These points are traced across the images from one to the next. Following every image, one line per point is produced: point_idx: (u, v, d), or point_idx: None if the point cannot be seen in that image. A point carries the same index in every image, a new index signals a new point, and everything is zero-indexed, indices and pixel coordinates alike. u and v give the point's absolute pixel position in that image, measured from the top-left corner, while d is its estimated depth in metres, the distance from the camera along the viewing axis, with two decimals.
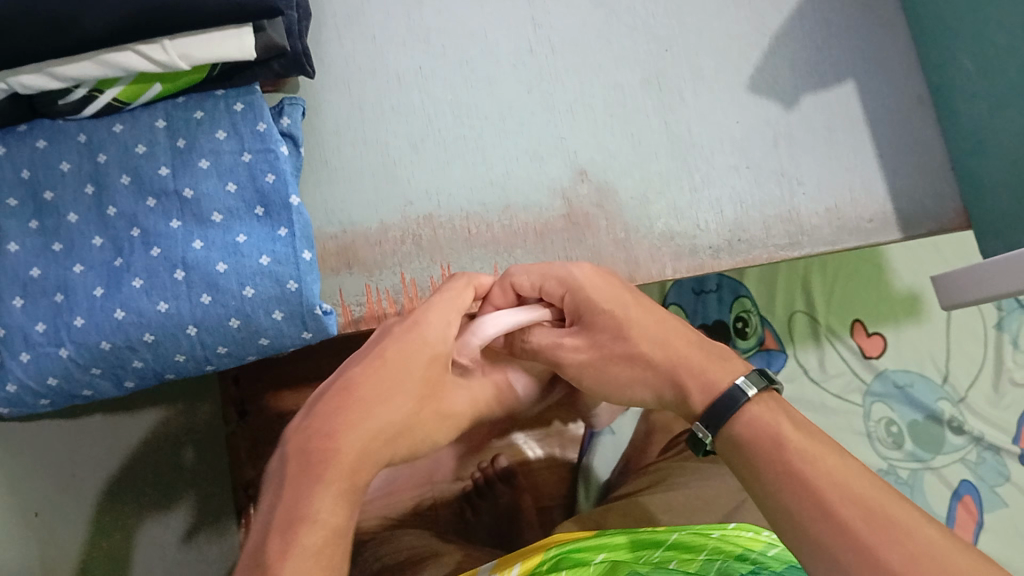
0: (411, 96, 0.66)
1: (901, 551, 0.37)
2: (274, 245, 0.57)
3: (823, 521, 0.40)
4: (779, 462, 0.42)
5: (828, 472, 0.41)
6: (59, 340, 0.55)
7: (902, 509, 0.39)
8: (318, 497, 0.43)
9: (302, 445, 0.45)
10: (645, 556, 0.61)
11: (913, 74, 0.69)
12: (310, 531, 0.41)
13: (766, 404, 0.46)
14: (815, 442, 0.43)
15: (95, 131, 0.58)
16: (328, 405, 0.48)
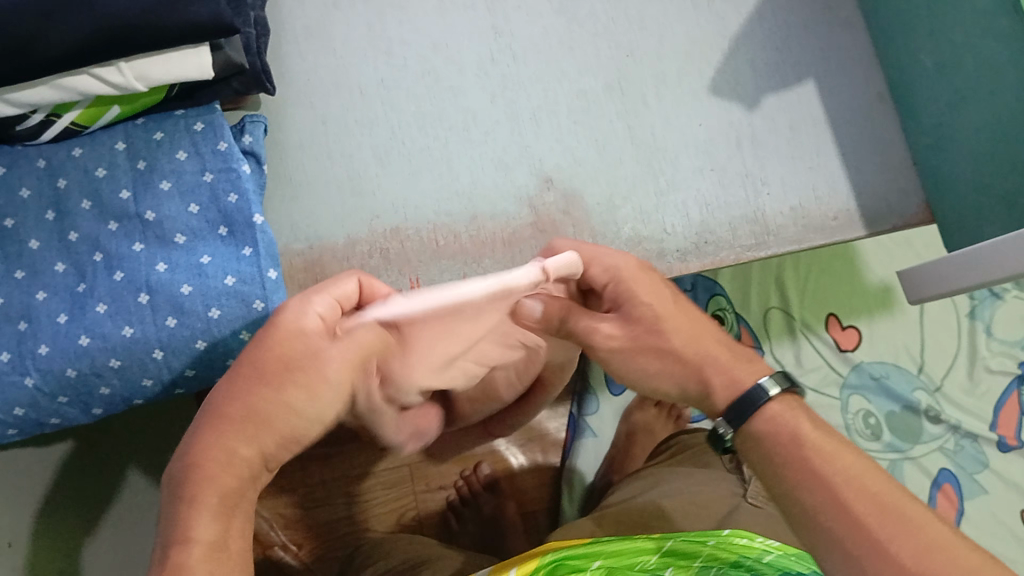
0: (373, 109, 0.66)
1: (911, 545, 0.45)
2: (239, 265, 0.57)
3: (835, 513, 0.47)
4: (800, 461, 0.49)
5: (844, 472, 0.48)
6: (24, 369, 0.54)
7: (912, 507, 0.47)
8: (194, 515, 0.45)
9: (187, 464, 0.47)
10: (642, 564, 0.62)
11: (873, 73, 0.69)
12: (189, 547, 0.44)
13: (783, 404, 0.52)
14: (829, 439, 0.50)
15: (55, 156, 0.57)
16: (202, 430, 0.48)
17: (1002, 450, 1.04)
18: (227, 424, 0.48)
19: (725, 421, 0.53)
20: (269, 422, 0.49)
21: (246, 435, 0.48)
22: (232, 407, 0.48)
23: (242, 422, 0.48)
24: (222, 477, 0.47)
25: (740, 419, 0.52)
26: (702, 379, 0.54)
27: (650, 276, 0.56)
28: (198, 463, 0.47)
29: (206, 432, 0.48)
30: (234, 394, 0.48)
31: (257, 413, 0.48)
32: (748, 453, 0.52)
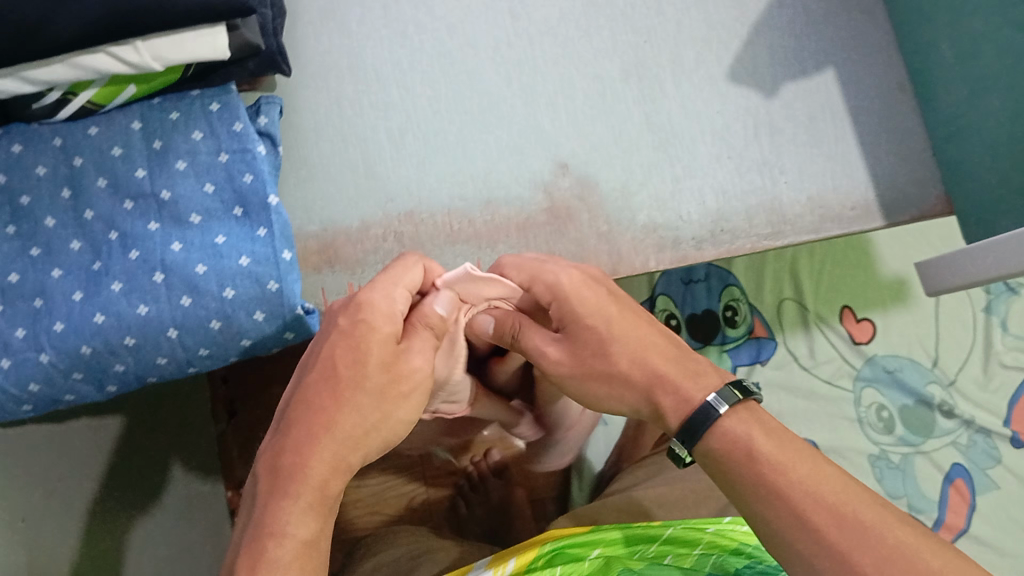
0: (389, 91, 0.66)
1: (870, 552, 0.40)
2: (254, 246, 0.57)
3: (794, 526, 0.42)
4: (755, 473, 0.44)
5: (800, 480, 0.43)
6: (38, 345, 0.54)
7: (871, 510, 0.42)
8: (284, 511, 0.45)
9: (273, 462, 0.47)
10: (640, 552, 0.61)
11: (894, 60, 0.68)
12: (279, 546, 0.44)
13: (742, 414, 0.47)
14: (784, 448, 0.45)
15: (70, 134, 0.57)
16: (284, 434, 0.48)
17: (1014, 446, 1.03)
18: (307, 427, 0.48)
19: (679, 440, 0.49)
20: (340, 427, 0.48)
21: (317, 444, 0.47)
22: (314, 407, 0.49)
23: (317, 421, 0.48)
24: (325, 474, 0.47)
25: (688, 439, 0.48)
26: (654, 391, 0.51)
27: (598, 288, 0.54)
28: (286, 465, 0.47)
29: (285, 433, 0.48)
30: (315, 386, 0.50)
31: (329, 416, 0.48)
32: (708, 469, 0.47)
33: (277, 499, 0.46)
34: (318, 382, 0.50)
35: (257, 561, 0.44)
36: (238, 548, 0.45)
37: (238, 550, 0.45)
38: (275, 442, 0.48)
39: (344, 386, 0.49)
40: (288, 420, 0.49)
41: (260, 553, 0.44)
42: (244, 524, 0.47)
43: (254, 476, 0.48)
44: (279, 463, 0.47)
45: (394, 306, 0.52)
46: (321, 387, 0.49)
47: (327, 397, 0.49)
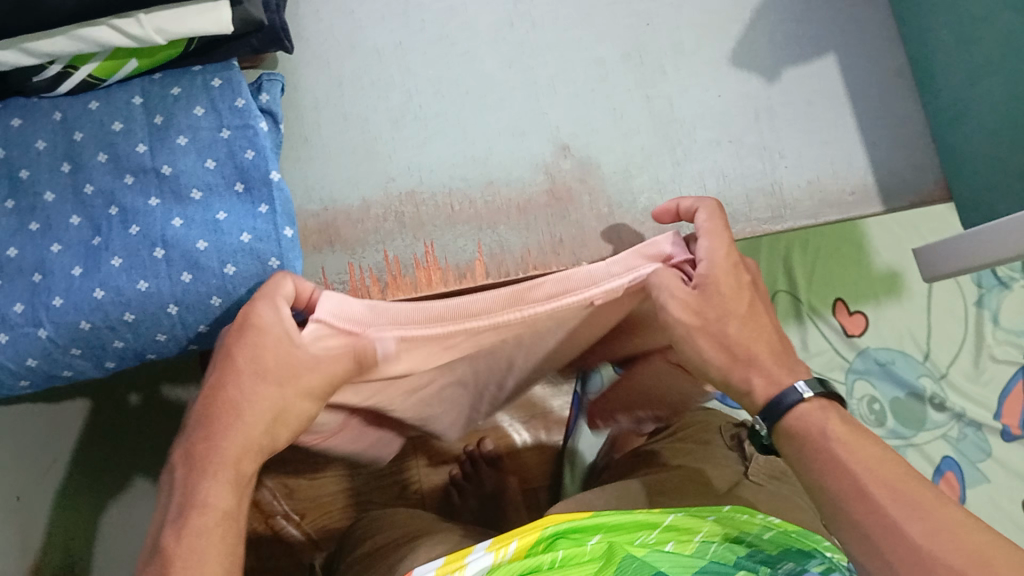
0: (390, 71, 0.66)
1: (924, 524, 0.43)
2: (255, 222, 0.56)
3: (854, 499, 0.45)
4: (825, 453, 0.47)
5: (866, 460, 0.46)
6: (37, 321, 0.54)
7: (923, 492, 0.44)
8: (205, 486, 0.48)
9: (192, 449, 0.49)
10: (642, 538, 0.60)
11: (893, 48, 0.69)
12: (201, 516, 0.47)
13: (816, 405, 0.50)
14: (856, 435, 0.48)
15: (70, 109, 0.57)
16: (199, 428, 0.49)
17: (1005, 439, 1.04)
18: (228, 411, 0.49)
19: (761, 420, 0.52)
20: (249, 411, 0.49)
21: (241, 427, 0.49)
22: (225, 399, 0.49)
23: (224, 410, 0.49)
24: (241, 456, 0.49)
25: (774, 420, 0.51)
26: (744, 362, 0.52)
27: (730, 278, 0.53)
28: (210, 455, 0.49)
29: (202, 425, 0.49)
30: (218, 386, 0.49)
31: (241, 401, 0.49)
32: (781, 448, 0.51)
33: (198, 477, 0.48)
34: (218, 384, 0.49)
35: (180, 532, 0.47)
36: (161, 522, 0.48)
37: (161, 525, 0.48)
38: (189, 438, 0.50)
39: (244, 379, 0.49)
40: (199, 417, 0.50)
41: (183, 525, 0.47)
42: (165, 506, 0.49)
43: (175, 466, 0.50)
44: (211, 454, 0.49)
45: (284, 318, 0.49)
46: (223, 386, 0.49)
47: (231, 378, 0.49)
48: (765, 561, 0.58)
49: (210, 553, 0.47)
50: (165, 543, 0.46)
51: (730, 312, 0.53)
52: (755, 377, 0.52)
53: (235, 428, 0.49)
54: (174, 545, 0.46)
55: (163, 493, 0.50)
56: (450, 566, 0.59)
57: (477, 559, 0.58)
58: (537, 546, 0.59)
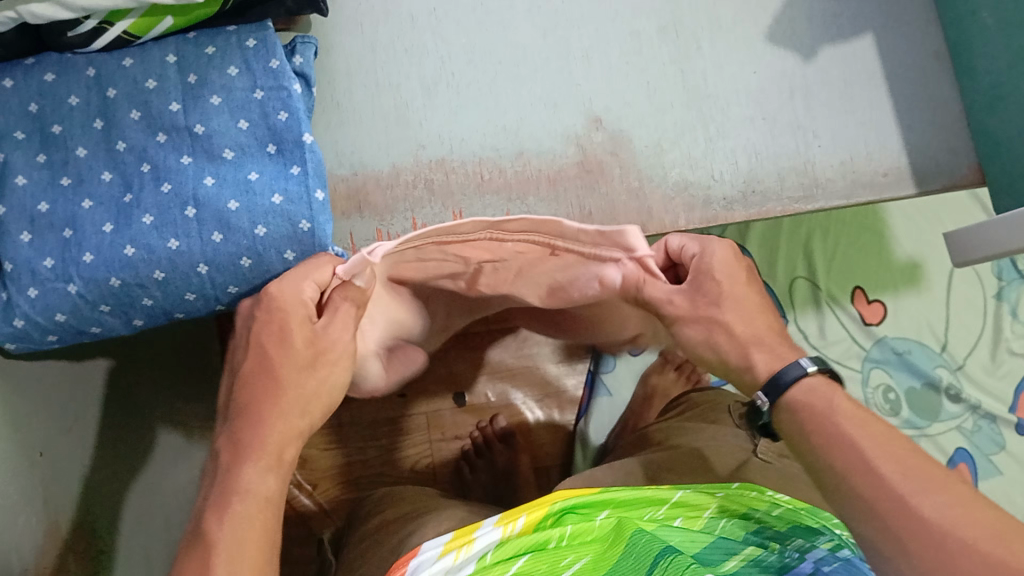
0: (423, 38, 0.65)
1: (933, 502, 0.45)
2: (287, 183, 0.56)
3: (863, 475, 0.47)
4: (831, 431, 0.50)
5: (872, 439, 0.49)
6: (67, 276, 0.54)
7: (933, 471, 0.47)
8: (246, 473, 0.53)
9: (234, 439, 0.55)
10: (650, 514, 0.60)
11: (931, 29, 0.68)
12: (242, 500, 0.52)
13: (820, 380, 0.54)
14: (862, 414, 0.51)
15: (104, 65, 0.56)
16: (237, 417, 0.55)
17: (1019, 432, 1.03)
18: (263, 399, 0.55)
19: (764, 394, 0.54)
20: (285, 393, 0.56)
21: (278, 410, 0.55)
22: (260, 387, 0.56)
23: (263, 399, 0.55)
24: (281, 440, 0.55)
25: (777, 393, 0.54)
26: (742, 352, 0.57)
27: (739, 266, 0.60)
28: (250, 441, 0.54)
29: (243, 410, 0.55)
30: (255, 376, 0.56)
31: (276, 383, 0.56)
32: (783, 427, 0.54)
33: (239, 465, 0.53)
34: (256, 372, 0.56)
35: (223, 518, 0.51)
36: (202, 510, 0.53)
37: (201, 513, 0.52)
38: (229, 427, 0.55)
39: (281, 364, 0.56)
40: (238, 405, 0.56)
41: (228, 508, 0.52)
42: (207, 493, 0.54)
43: (219, 455, 0.55)
44: (251, 438, 0.54)
45: (303, 293, 0.55)
46: (254, 374, 0.56)
47: (263, 359, 0.56)
48: (775, 537, 0.58)
49: (251, 534, 0.51)
50: (207, 529, 0.51)
51: (726, 292, 0.58)
52: (757, 354, 0.56)
53: (274, 413, 0.55)
54: (216, 530, 0.51)
55: (205, 480, 0.55)
56: (459, 540, 0.60)
57: (486, 532, 0.59)
58: (545, 522, 0.59)
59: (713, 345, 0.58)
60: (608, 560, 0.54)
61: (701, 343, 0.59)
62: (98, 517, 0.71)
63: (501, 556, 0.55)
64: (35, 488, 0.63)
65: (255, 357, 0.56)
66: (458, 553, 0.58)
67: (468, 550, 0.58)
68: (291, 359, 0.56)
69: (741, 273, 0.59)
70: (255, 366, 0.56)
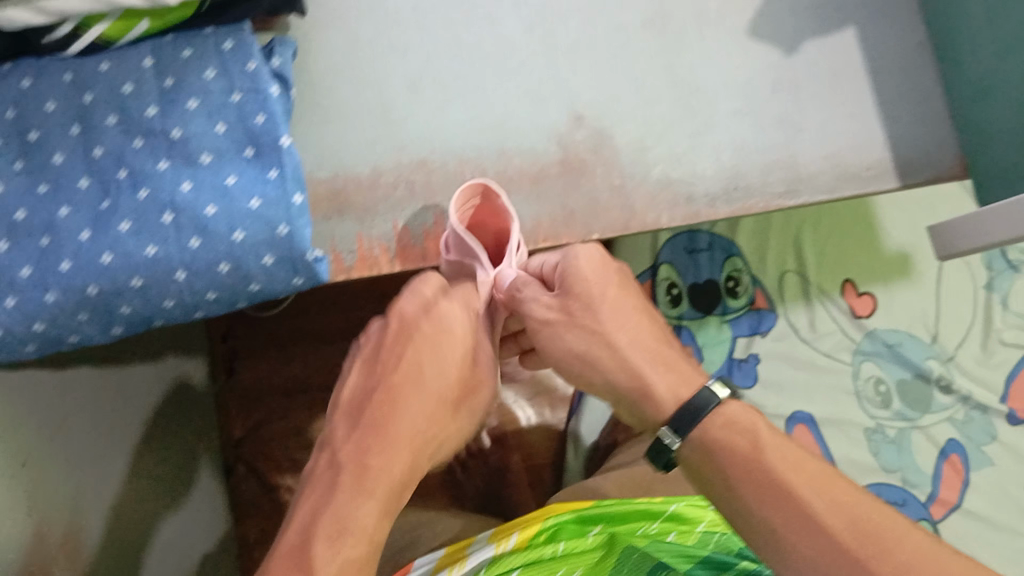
0: (405, 36, 0.65)
1: (888, 562, 0.40)
2: (265, 187, 0.56)
3: (810, 536, 0.41)
4: (763, 475, 0.44)
5: (810, 484, 0.43)
6: (44, 284, 0.53)
7: (877, 514, 0.42)
8: (360, 502, 0.46)
9: (355, 458, 0.48)
10: (644, 528, 0.61)
11: (916, 21, 0.68)
12: (354, 542, 0.44)
13: (730, 409, 0.47)
14: (785, 447, 0.45)
15: (81, 69, 0.56)
16: (366, 430, 0.50)
17: (1012, 423, 1.01)
18: (385, 417, 0.50)
19: (673, 426, 0.47)
20: (415, 423, 0.51)
21: (402, 440, 0.50)
22: (394, 415, 0.50)
23: (394, 418, 0.51)
24: (395, 480, 0.48)
25: (689, 424, 0.47)
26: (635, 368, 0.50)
27: (610, 275, 0.54)
28: (368, 465, 0.48)
29: (371, 427, 0.50)
30: (390, 394, 0.52)
31: (412, 407, 0.51)
32: (709, 481, 0.46)
33: (359, 493, 0.46)
34: (394, 391, 0.52)
35: (335, 551, 0.44)
36: (305, 532, 0.45)
37: (305, 532, 0.45)
38: (353, 441, 0.49)
39: (424, 391, 0.52)
40: (369, 418, 0.50)
41: (334, 543, 0.44)
42: (310, 513, 0.46)
43: (333, 466, 0.48)
44: (364, 462, 0.48)
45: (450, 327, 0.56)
46: (377, 380, 0.53)
47: (405, 374, 0.53)
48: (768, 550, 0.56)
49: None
50: (318, 553, 0.43)
51: (597, 301, 0.52)
52: (652, 376, 0.50)
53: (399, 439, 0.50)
54: (323, 556, 0.43)
55: (307, 496, 0.47)
56: (454, 556, 0.63)
57: (478, 552, 0.61)
58: (538, 537, 0.61)
59: (594, 364, 0.51)
60: (600, 572, 0.54)
61: (581, 362, 0.52)
62: (85, 523, 0.70)
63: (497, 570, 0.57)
64: (20, 498, 0.62)
65: (402, 365, 0.53)
66: (452, 569, 0.60)
67: (462, 566, 0.60)
68: (436, 388, 0.53)
69: (613, 279, 0.54)
70: (382, 379, 0.53)
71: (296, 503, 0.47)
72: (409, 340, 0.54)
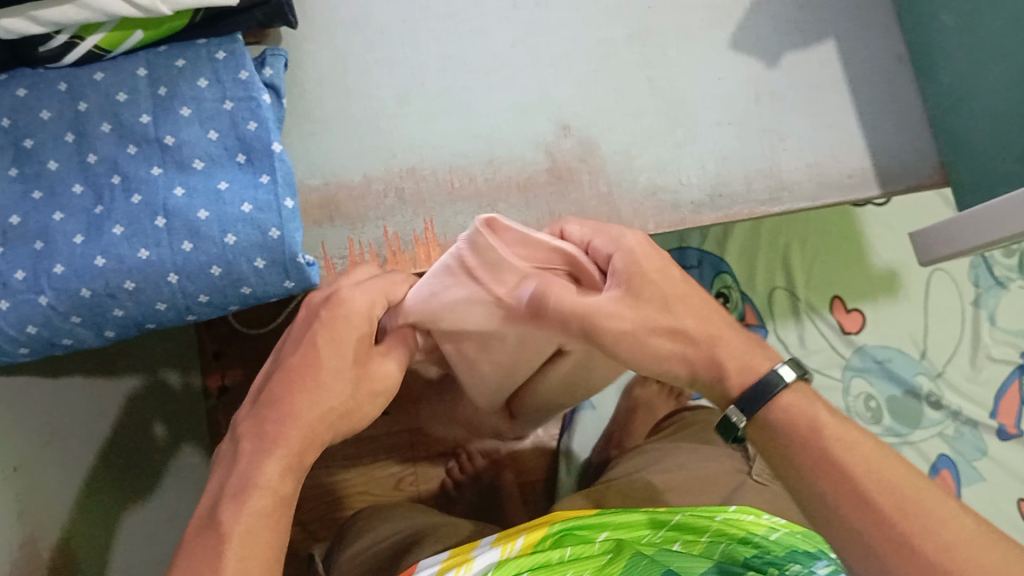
0: (393, 48, 0.66)
1: (932, 543, 0.42)
2: (256, 192, 0.57)
3: (858, 510, 0.44)
4: (825, 458, 0.46)
5: (864, 461, 0.45)
6: (38, 287, 0.54)
7: (923, 494, 0.44)
8: (265, 464, 0.49)
9: (256, 428, 0.51)
10: (649, 537, 0.61)
11: (893, 33, 0.70)
12: (258, 495, 0.48)
13: (796, 394, 0.49)
14: (845, 425, 0.47)
15: (76, 79, 0.57)
16: (265, 406, 0.52)
17: (1002, 438, 1.03)
18: (286, 393, 0.52)
19: (737, 410, 0.49)
20: (320, 396, 0.52)
21: (299, 411, 0.51)
22: (289, 388, 0.52)
23: (291, 394, 0.52)
24: (299, 444, 0.51)
25: (753, 405, 0.49)
26: (713, 360, 0.51)
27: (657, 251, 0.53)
28: (268, 431, 0.50)
29: (269, 401, 0.52)
30: (295, 370, 0.52)
31: (307, 387, 0.52)
32: (765, 452, 0.49)
33: (261, 456, 0.49)
34: (296, 366, 0.53)
35: (239, 509, 0.47)
36: (216, 498, 0.48)
37: (216, 498, 0.48)
38: (255, 412, 0.52)
39: (317, 367, 0.53)
40: (269, 395, 0.52)
41: (237, 504, 0.47)
42: (220, 481, 0.49)
43: (237, 439, 0.51)
44: (260, 432, 0.50)
45: (374, 307, 0.55)
46: (295, 349, 0.54)
47: (317, 348, 0.53)
48: (773, 561, 0.57)
49: (265, 536, 0.47)
50: (222, 519, 0.46)
51: (669, 292, 0.51)
52: (727, 360, 0.51)
53: (299, 416, 0.51)
54: (231, 521, 0.46)
55: (219, 466, 0.51)
56: (459, 559, 0.60)
57: (485, 555, 0.59)
58: (545, 543, 0.59)
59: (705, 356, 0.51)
60: None
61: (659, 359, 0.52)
62: (75, 533, 0.70)
63: (502, 570, 0.55)
64: (10, 504, 0.63)
65: (306, 344, 0.53)
66: (457, 570, 0.57)
67: (468, 568, 0.57)
68: (338, 360, 0.53)
69: (675, 271, 0.53)
70: (293, 356, 0.53)
71: (214, 472, 0.51)
72: (319, 319, 0.54)
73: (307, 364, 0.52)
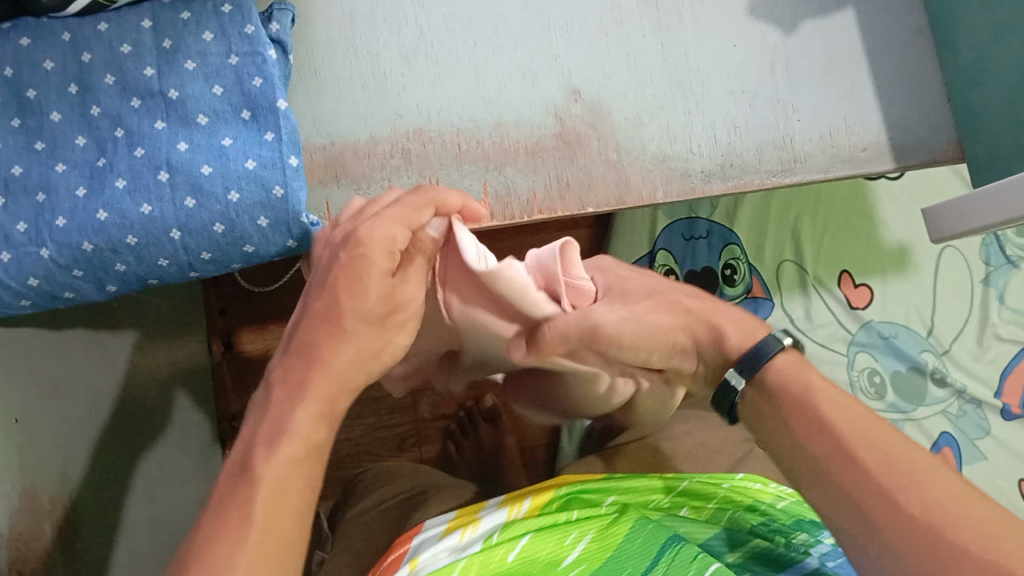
0: (403, 7, 0.65)
1: (943, 483, 0.40)
2: (261, 149, 0.56)
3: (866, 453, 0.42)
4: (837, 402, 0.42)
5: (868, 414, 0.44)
6: (40, 240, 0.54)
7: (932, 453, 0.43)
8: (295, 413, 0.43)
9: (284, 375, 0.45)
10: (656, 502, 0.60)
11: (910, 6, 0.69)
12: (291, 442, 0.42)
13: (792, 359, 0.48)
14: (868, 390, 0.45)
15: (79, 30, 0.56)
16: (294, 353, 0.46)
17: (1005, 418, 1.00)
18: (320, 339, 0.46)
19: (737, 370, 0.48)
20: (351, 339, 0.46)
21: (333, 361, 0.45)
22: (319, 337, 0.46)
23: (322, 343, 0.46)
24: (331, 394, 0.45)
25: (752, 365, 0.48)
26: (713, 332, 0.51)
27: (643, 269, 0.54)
28: (298, 380, 0.45)
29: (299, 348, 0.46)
30: (322, 316, 0.46)
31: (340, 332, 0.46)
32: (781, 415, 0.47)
33: (291, 405, 0.44)
34: (318, 312, 0.46)
35: (271, 455, 0.41)
36: (246, 445, 0.43)
37: (246, 449, 0.43)
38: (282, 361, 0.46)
39: (342, 313, 0.46)
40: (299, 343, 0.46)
41: (270, 448, 0.42)
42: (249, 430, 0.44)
43: (267, 389, 0.45)
44: (293, 383, 0.44)
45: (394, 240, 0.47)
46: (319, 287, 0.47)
47: (341, 287, 0.46)
48: (782, 530, 0.58)
49: (297, 484, 0.41)
50: (256, 464, 0.41)
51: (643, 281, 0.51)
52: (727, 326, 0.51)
53: (331, 364, 0.45)
54: (263, 468, 0.41)
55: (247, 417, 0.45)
56: (464, 520, 0.58)
57: (490, 515, 0.56)
58: (551, 506, 0.58)
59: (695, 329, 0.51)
60: (613, 539, 0.52)
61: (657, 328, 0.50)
62: (73, 481, 0.70)
63: (513, 528, 0.53)
64: (10, 453, 0.62)
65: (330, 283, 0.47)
66: (463, 532, 0.54)
67: (474, 529, 0.55)
68: (373, 300, 0.47)
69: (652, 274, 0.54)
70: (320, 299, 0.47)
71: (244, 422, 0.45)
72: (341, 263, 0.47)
73: (335, 303, 0.46)
